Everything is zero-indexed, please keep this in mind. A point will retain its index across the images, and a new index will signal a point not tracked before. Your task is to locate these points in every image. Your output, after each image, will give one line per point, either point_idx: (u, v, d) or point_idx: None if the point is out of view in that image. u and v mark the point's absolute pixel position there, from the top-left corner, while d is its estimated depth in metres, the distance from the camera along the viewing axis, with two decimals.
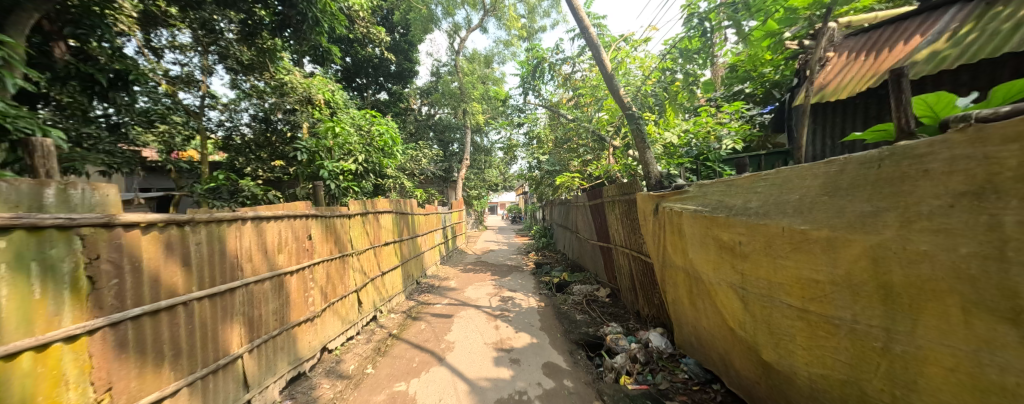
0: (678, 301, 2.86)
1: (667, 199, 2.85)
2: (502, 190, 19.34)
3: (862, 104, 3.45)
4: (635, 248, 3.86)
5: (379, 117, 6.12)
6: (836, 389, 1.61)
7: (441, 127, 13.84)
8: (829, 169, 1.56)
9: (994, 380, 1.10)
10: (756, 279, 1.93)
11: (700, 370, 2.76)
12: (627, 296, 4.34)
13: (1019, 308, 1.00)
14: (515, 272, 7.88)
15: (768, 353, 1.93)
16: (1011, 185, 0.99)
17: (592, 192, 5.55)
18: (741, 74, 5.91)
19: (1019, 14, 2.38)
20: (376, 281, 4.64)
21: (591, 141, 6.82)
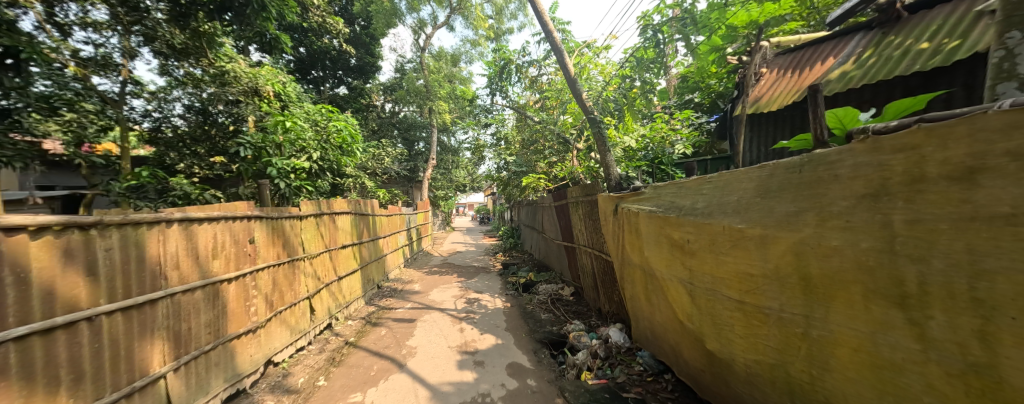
0: (636, 298, 3.01)
1: (626, 200, 3.01)
2: (469, 190, 19.18)
3: (790, 116, 3.82)
4: (597, 247, 4.01)
5: (334, 113, 5.84)
6: (767, 372, 1.80)
7: (405, 125, 13.46)
8: (761, 173, 1.75)
9: (885, 357, 1.28)
10: (702, 275, 2.09)
11: (653, 362, 2.92)
12: (589, 294, 4.49)
13: (905, 294, 1.18)
14: (481, 273, 7.86)
15: (711, 342, 2.11)
16: (899, 189, 1.17)
17: (557, 194, 5.69)
18: (691, 85, 6.62)
19: (907, 43, 2.80)
20: (331, 286, 4.43)
21: (556, 144, 6.99)
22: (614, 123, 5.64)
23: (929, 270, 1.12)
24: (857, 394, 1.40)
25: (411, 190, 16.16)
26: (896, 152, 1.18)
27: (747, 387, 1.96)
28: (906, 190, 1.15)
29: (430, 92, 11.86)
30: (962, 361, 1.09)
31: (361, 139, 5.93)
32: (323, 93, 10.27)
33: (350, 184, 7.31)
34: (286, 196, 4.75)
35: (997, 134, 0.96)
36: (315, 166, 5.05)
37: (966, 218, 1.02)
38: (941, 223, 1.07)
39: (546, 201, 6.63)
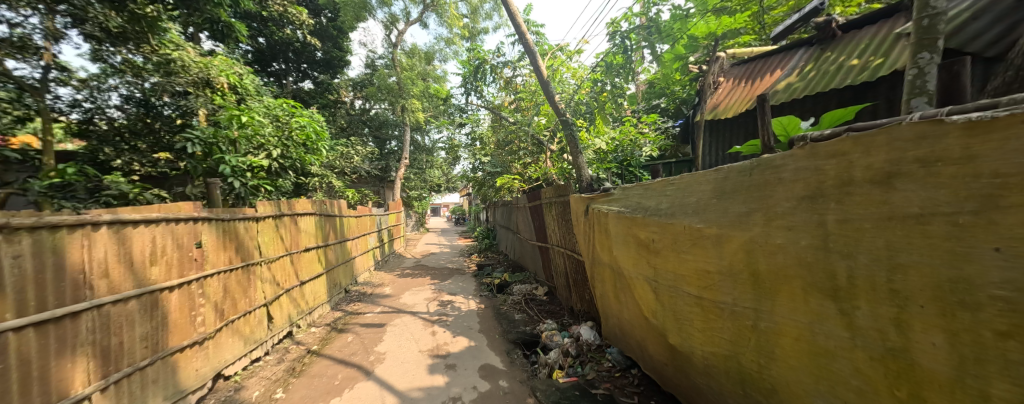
0: (605, 296, 3.10)
1: (596, 201, 3.09)
2: (444, 191, 18.91)
3: (741, 124, 4.08)
4: (569, 247, 4.09)
5: (297, 108, 5.55)
6: (722, 363, 1.91)
7: (376, 124, 13.04)
8: (717, 175, 1.85)
9: (820, 344, 1.40)
10: (665, 272, 2.19)
11: (621, 358, 3.02)
12: (562, 293, 4.57)
13: (837, 286, 1.30)
14: (456, 275, 7.77)
15: (674, 337, 2.21)
16: (833, 191, 1.28)
17: (531, 194, 5.74)
18: (658, 90, 7.06)
19: (841, 59, 3.08)
20: (292, 292, 4.21)
21: (529, 145, 7.01)
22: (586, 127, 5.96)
23: (856, 265, 1.23)
24: (798, 381, 1.52)
25: (382, 191, 15.69)
26: (829, 158, 1.29)
27: (704, 378, 2.07)
28: (838, 193, 1.27)
29: (402, 90, 11.57)
30: (882, 346, 1.20)
31: (327, 137, 5.67)
32: (286, 87, 9.74)
33: (315, 183, 6.98)
34: (242, 197, 4.36)
35: (909, 144, 1.06)
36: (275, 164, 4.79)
37: (884, 218, 1.12)
38: (865, 223, 1.18)
39: (521, 201, 6.67)
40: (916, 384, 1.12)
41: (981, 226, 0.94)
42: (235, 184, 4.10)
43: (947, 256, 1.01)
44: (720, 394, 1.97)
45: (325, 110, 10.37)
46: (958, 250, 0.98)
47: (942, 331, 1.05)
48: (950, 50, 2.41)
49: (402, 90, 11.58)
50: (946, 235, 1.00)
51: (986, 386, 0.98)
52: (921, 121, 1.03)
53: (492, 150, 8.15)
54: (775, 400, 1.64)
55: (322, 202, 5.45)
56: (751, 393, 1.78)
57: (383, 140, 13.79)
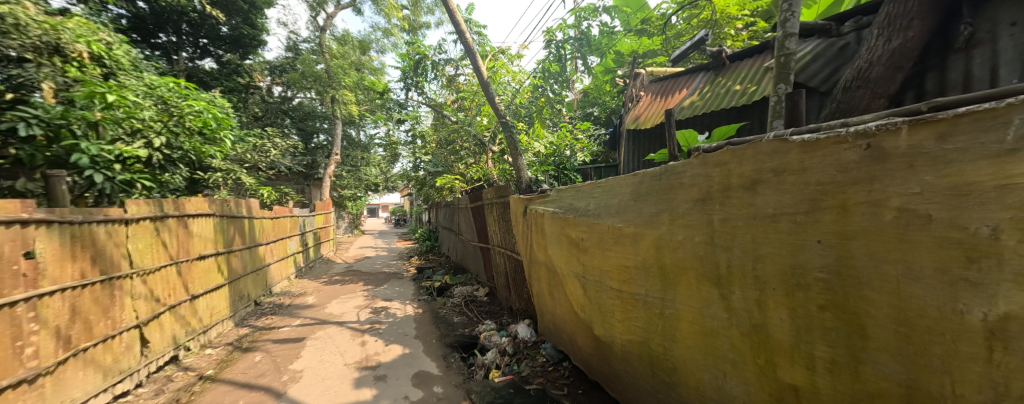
0: (541, 294, 3.24)
1: (535, 202, 3.18)
2: (383, 191, 17.95)
3: (653, 134, 4.58)
4: (508, 246, 4.19)
5: (191, 91, 4.84)
6: (636, 349, 2.10)
7: (300, 115, 11.89)
8: (633, 180, 2.06)
9: (707, 325, 1.62)
10: (592, 268, 2.37)
11: (555, 352, 3.15)
12: (502, 293, 4.63)
13: (719, 275, 1.53)
14: (393, 280, 7.44)
15: (598, 328, 2.40)
16: (717, 195, 1.51)
17: (472, 195, 5.73)
18: (591, 100, 7.83)
19: (731, 83, 3.61)
20: (178, 308, 3.63)
21: (471, 144, 6.91)
22: (524, 129, 5.72)
23: (732, 256, 1.46)
24: (691, 358, 1.73)
25: (307, 189, 14.36)
26: (714, 167, 1.52)
27: (623, 364, 2.26)
28: (721, 196, 1.50)
29: (331, 80, 10.63)
30: (749, 323, 1.43)
31: (233, 125, 5.05)
32: (177, 64, 8.42)
33: (216, 177, 6.09)
34: (106, 193, 3.71)
35: (767, 156, 1.29)
36: (157, 155, 4.14)
37: (751, 217, 1.36)
38: (738, 221, 1.42)
39: (462, 203, 6.62)
40: (768, 354, 1.35)
41: (809, 223, 1.16)
42: (96, 178, 3.43)
43: (788, 247, 1.23)
44: (635, 377, 2.17)
45: (233, 95, 9.19)
46: (795, 242, 1.21)
47: (785, 308, 1.27)
48: (797, 84, 2.92)
49: (331, 79, 10.64)
50: (789, 230, 1.22)
51: (813, 351, 1.21)
52: (774, 139, 1.27)
53: (434, 149, 7.90)
54: (675, 377, 1.85)
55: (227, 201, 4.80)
56: (658, 374, 1.98)
57: (309, 134, 12.59)
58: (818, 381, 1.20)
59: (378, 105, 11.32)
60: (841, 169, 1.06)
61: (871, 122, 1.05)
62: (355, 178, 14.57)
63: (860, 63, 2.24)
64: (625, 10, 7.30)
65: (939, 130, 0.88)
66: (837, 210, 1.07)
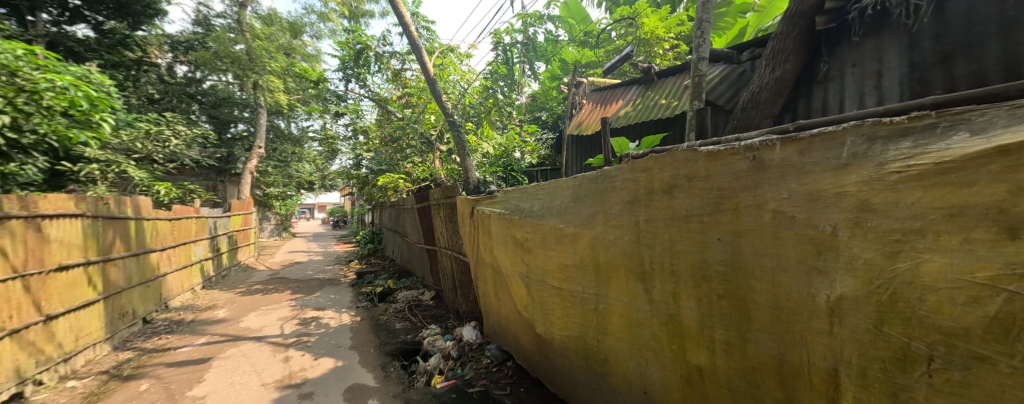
0: (487, 295, 3.27)
1: (481, 203, 3.20)
2: (317, 190, 16.64)
3: (592, 139, 4.87)
4: (455, 248, 4.16)
5: (52, 62, 3.95)
6: (573, 344, 2.21)
7: (211, 100, 10.45)
8: (573, 183, 2.17)
9: (633, 317, 1.77)
10: (535, 268, 2.46)
11: (499, 353, 3.17)
12: (448, 296, 4.57)
13: (643, 270, 1.68)
14: (327, 286, 6.94)
15: (539, 326, 2.48)
16: (642, 199, 1.66)
17: (418, 195, 5.58)
18: (539, 104, 8.08)
19: (660, 96, 3.94)
20: (27, 334, 2.92)
21: (416, 142, 6.68)
22: (473, 129, 5.66)
23: (653, 253, 1.62)
24: (620, 349, 1.86)
25: (220, 186, 12.72)
26: (640, 172, 1.67)
27: (561, 359, 2.36)
28: (646, 198, 1.64)
29: (252, 61, 9.40)
30: (666, 313, 1.59)
31: (115, 107, 4.44)
32: (36, 27, 6.83)
33: (91, 169, 5.24)
34: None
35: (681, 164, 1.45)
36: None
37: (669, 217, 1.52)
38: (659, 221, 1.57)
39: (408, 204, 6.42)
40: (681, 340, 1.51)
41: (712, 223, 1.33)
42: None
43: (697, 244, 1.40)
44: (572, 371, 2.26)
45: (117, 71, 7.71)
46: (702, 239, 1.38)
47: (694, 298, 1.44)
48: (708, 101, 3.30)
49: (253, 61, 9.41)
50: (698, 230, 1.39)
51: (713, 334, 1.38)
52: (687, 149, 1.43)
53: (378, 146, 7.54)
54: (606, 368, 1.97)
55: (103, 200, 4.08)
56: (591, 366, 2.09)
57: (226, 123, 11.19)
58: (716, 361, 1.37)
59: (312, 95, 10.43)
60: (736, 176, 1.24)
61: (756, 138, 1.24)
62: (284, 175, 13.30)
63: (753, 87, 2.84)
64: (569, 21, 7.71)
65: (801, 146, 1.07)
66: (731, 210, 1.25)
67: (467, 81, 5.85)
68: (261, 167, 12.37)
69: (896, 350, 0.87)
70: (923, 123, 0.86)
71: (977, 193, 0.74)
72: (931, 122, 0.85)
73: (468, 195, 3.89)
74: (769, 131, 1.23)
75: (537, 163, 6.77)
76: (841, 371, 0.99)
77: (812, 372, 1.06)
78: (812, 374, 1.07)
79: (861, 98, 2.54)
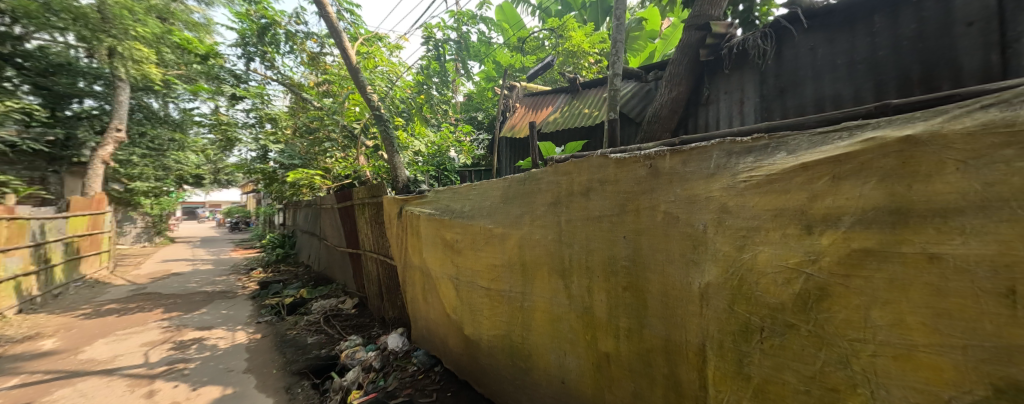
0: (415, 299, 3.18)
1: (409, 203, 3.10)
2: (208, 186, 14.32)
3: (524, 142, 5.06)
4: (381, 252, 3.97)
5: None
6: (499, 342, 2.24)
7: (38, 66, 7.75)
8: (502, 184, 2.21)
9: (554, 311, 1.87)
10: (464, 269, 2.46)
11: (427, 359, 3.04)
12: (373, 303, 4.32)
13: (562, 268, 1.79)
14: (217, 302, 6.03)
15: (468, 328, 2.48)
16: (563, 201, 1.78)
17: (340, 194, 5.17)
18: (475, 104, 8.10)
19: (585, 105, 4.23)
20: None
21: (335, 134, 6.13)
22: (403, 126, 5.45)
23: (570, 250, 1.74)
24: (542, 343, 1.95)
25: (52, 179, 9.72)
26: (562, 175, 1.78)
27: (487, 359, 2.37)
28: (567, 200, 1.76)
29: (106, 22, 7.02)
30: (582, 306, 1.71)
31: None
32: None
33: None
34: None
35: (596, 169, 1.59)
36: None
37: (586, 218, 1.65)
38: (577, 221, 1.70)
39: (328, 203, 5.94)
40: (594, 330, 1.65)
41: (618, 222, 1.49)
42: None
43: (607, 242, 1.55)
44: (497, 370, 2.29)
45: None
46: (610, 237, 1.53)
47: (604, 291, 1.58)
48: (625, 113, 3.63)
49: (108, 21, 7.04)
50: (607, 228, 1.54)
51: (618, 322, 1.53)
52: (601, 156, 1.57)
53: (292, 138, 6.65)
54: (530, 363, 2.04)
55: None
56: (516, 362, 2.14)
57: (62, 97, 8.40)
58: (621, 346, 1.53)
59: (197, 71, 8.02)
60: (637, 181, 1.41)
61: (653, 149, 1.43)
62: (159, 168, 10.94)
63: (659, 104, 3.23)
64: (504, 25, 7.87)
65: (683, 156, 1.26)
66: (633, 211, 1.42)
67: (396, 74, 5.63)
68: (120, 156, 9.75)
69: (741, 324, 1.07)
70: (760, 143, 1.09)
71: (789, 199, 0.96)
72: (764, 143, 1.08)
73: (398, 195, 3.74)
74: (663, 143, 1.43)
75: (472, 163, 6.79)
76: (706, 346, 1.18)
77: (688, 348, 1.24)
78: (687, 350, 1.25)
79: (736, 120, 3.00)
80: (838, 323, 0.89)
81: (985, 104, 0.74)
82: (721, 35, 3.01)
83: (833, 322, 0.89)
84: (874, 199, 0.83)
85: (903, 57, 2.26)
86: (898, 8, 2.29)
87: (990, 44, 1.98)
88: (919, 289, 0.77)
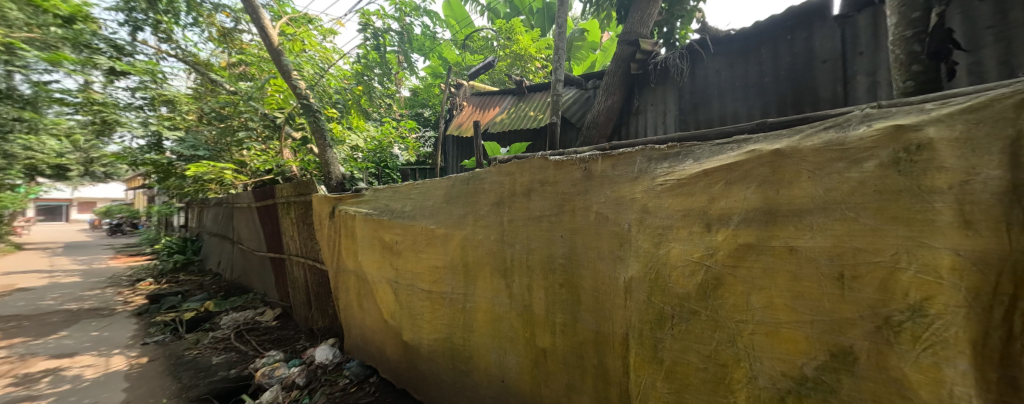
0: (349, 306, 2.99)
1: (343, 202, 2.93)
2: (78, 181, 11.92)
3: (470, 142, 5.06)
4: (310, 256, 3.67)
5: None
6: (439, 345, 2.20)
7: None
8: (447, 184, 2.18)
9: (496, 310, 1.88)
10: (404, 271, 2.38)
11: (360, 370, 2.86)
12: (299, 312, 3.97)
13: (504, 267, 1.83)
14: (84, 322, 5.04)
15: (407, 334, 2.39)
16: (507, 202, 1.81)
17: (259, 192, 4.64)
18: (421, 100, 7.96)
19: (531, 108, 4.33)
20: None
21: (251, 122, 5.45)
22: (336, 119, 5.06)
23: (511, 249, 1.78)
24: (483, 343, 1.95)
25: None
26: (505, 176, 1.81)
27: (427, 365, 2.31)
28: (511, 201, 1.79)
29: None
30: (523, 305, 1.75)
31: None
32: None
33: None
34: None
35: (538, 170, 1.65)
36: None
37: (527, 218, 1.70)
38: (519, 221, 1.74)
39: (244, 202, 5.24)
40: (533, 327, 1.70)
41: (555, 221, 1.57)
42: None
43: (546, 241, 1.61)
44: (437, 374, 2.24)
45: None
46: (549, 237, 1.60)
47: (543, 288, 1.64)
48: (568, 118, 3.80)
49: None
50: (545, 226, 1.61)
51: (554, 318, 1.60)
52: (543, 157, 1.62)
53: (200, 125, 6.18)
54: (470, 364, 2.03)
55: None
56: (456, 365, 2.12)
57: None
58: (556, 341, 1.60)
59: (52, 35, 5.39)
60: (574, 183, 1.49)
61: (587, 153, 1.53)
62: None
63: (599, 111, 3.43)
64: (451, 21, 7.85)
65: (613, 160, 1.37)
66: (569, 212, 1.50)
67: (327, 61, 5.29)
68: None
69: (654, 314, 1.17)
70: (673, 151, 1.22)
71: (694, 201, 1.10)
72: (676, 151, 1.22)
73: (330, 192, 3.47)
74: (595, 148, 1.54)
75: (414, 161, 6.67)
76: (629, 335, 1.28)
77: (615, 338, 1.35)
78: (614, 340, 1.35)
79: (664, 130, 3.27)
80: (727, 308, 1.03)
81: (827, 126, 0.92)
82: (649, 52, 3.32)
83: (725, 307, 1.03)
84: (755, 201, 0.99)
85: (783, 83, 2.64)
86: (777, 42, 2.68)
87: (843, 77, 2.38)
88: (784, 275, 0.94)
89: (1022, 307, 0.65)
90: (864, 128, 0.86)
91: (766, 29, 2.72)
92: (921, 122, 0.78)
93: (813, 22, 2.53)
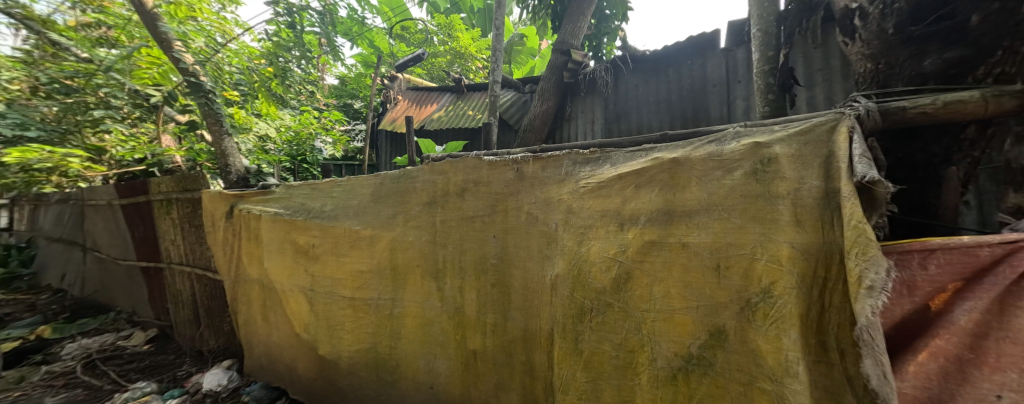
0: (251, 322, 2.66)
1: (245, 200, 2.63)
2: None
3: (403, 138, 4.90)
4: (201, 264, 3.19)
5: None
6: (362, 355, 2.08)
7: None
8: (375, 181, 2.09)
9: (426, 314, 1.85)
10: (322, 278, 2.22)
11: (264, 392, 2.56)
12: (183, 331, 3.43)
13: (436, 269, 1.80)
14: None
15: (324, 347, 2.23)
16: (440, 202, 1.79)
17: (123, 187, 3.82)
18: (350, 90, 7.50)
19: (469, 108, 4.32)
20: None
21: (115, 98, 4.18)
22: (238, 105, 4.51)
23: (442, 251, 1.77)
24: (412, 350, 1.90)
25: None
26: (438, 175, 1.79)
27: (346, 379, 2.16)
28: (444, 201, 1.77)
29: None
30: (454, 307, 1.74)
31: None
32: None
33: None
34: None
35: (471, 170, 1.66)
36: None
37: (460, 218, 1.71)
38: (452, 222, 1.73)
39: (101, 199, 4.25)
40: (463, 330, 1.70)
41: (487, 220, 1.60)
42: None
43: (478, 241, 1.63)
44: (359, 389, 2.11)
45: None
46: (481, 237, 1.62)
47: (474, 289, 1.66)
48: (506, 121, 3.88)
49: None
50: (477, 225, 1.64)
51: (485, 319, 1.63)
52: (476, 157, 1.64)
53: (29, 98, 4.08)
54: (397, 374, 1.96)
55: None
56: (381, 376, 2.02)
57: None
58: (486, 342, 1.63)
59: None
60: (506, 183, 1.53)
61: (518, 155, 1.58)
62: None
63: (533, 117, 3.56)
64: (384, 8, 7.50)
65: (542, 162, 1.43)
66: (501, 212, 1.55)
67: (224, 35, 4.64)
68: None
69: (574, 309, 1.25)
70: (592, 158, 1.33)
71: (610, 202, 1.20)
72: (593, 158, 1.32)
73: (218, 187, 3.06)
74: (525, 150, 1.60)
75: (337, 157, 6.34)
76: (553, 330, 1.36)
77: (541, 334, 1.41)
78: (541, 336, 1.42)
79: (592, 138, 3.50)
80: (635, 298, 1.14)
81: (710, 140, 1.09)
82: (579, 63, 3.54)
83: (632, 299, 1.14)
84: (656, 203, 1.11)
85: (685, 101, 2.97)
86: (680, 65, 3.01)
87: (727, 100, 2.78)
88: (677, 267, 1.07)
89: (830, 284, 0.86)
90: (735, 143, 1.04)
91: (671, 52, 3.04)
92: (773, 140, 0.97)
93: (705, 51, 2.90)
